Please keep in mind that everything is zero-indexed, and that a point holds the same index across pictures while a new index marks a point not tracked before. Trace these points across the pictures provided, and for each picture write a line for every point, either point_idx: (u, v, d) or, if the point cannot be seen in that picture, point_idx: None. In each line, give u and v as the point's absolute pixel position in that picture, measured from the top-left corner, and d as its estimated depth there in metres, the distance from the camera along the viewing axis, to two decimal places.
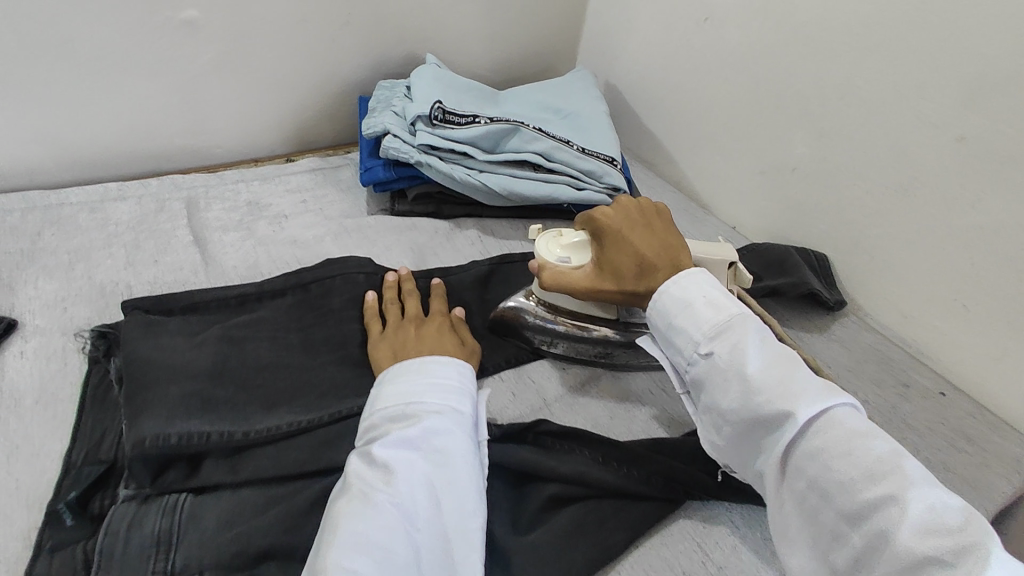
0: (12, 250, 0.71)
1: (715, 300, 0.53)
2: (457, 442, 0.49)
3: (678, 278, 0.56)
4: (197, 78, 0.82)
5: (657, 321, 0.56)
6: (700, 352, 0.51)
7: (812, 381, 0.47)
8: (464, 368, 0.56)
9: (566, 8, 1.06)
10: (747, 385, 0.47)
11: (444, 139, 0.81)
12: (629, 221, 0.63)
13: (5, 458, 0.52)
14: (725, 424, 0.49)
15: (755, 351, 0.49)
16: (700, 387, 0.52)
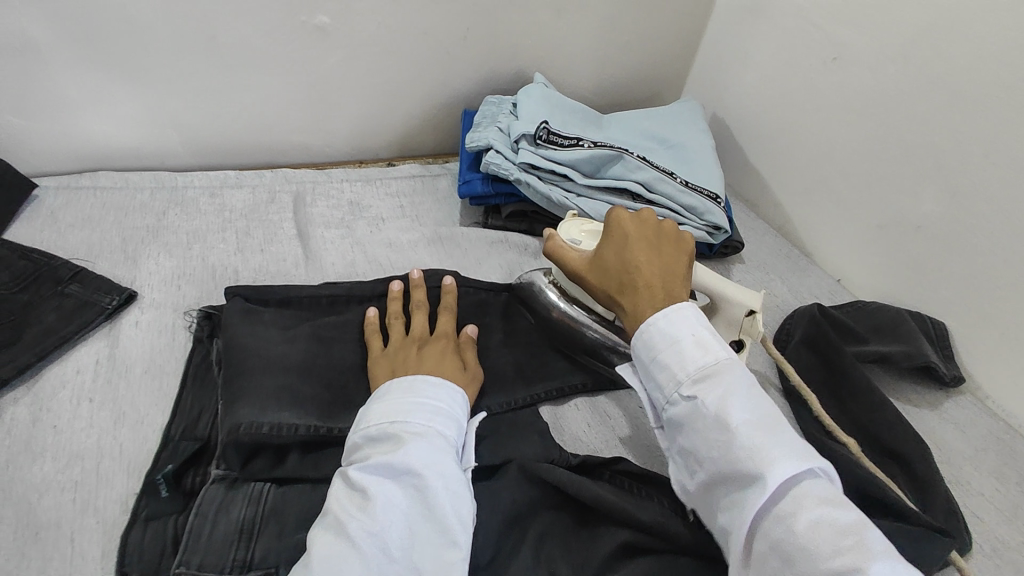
0: (140, 226, 0.77)
1: (703, 341, 0.51)
2: (442, 471, 0.46)
3: (668, 310, 0.53)
4: (319, 80, 0.86)
5: (642, 351, 0.53)
6: (682, 394, 0.49)
7: (787, 444, 0.44)
8: (456, 395, 0.54)
9: (681, 38, 1.03)
10: (724, 434, 0.45)
11: (546, 160, 0.81)
12: (639, 232, 0.61)
13: (113, 422, 0.55)
14: (700, 469, 0.47)
15: (742, 400, 0.47)
16: (677, 427, 0.50)
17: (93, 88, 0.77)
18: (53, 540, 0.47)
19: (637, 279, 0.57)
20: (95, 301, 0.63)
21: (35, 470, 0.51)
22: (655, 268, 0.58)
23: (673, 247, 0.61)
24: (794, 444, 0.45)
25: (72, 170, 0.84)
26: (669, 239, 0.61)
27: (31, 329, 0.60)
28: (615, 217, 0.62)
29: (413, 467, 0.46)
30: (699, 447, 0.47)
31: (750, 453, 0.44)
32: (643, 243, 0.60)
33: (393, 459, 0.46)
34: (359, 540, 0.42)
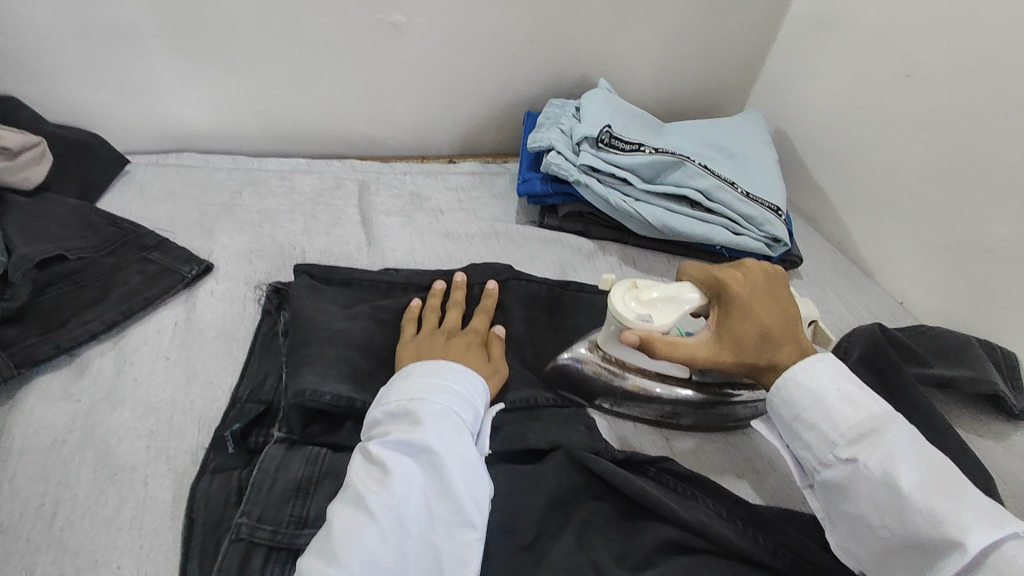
0: (218, 203, 0.82)
1: (852, 396, 0.50)
2: (460, 453, 0.47)
3: (805, 362, 0.53)
4: (390, 75, 0.90)
5: (781, 409, 0.53)
6: (839, 456, 0.49)
7: (973, 504, 0.44)
8: (475, 379, 0.54)
9: (747, 50, 1.03)
10: (898, 499, 0.45)
11: (606, 163, 0.81)
12: (756, 291, 0.56)
13: (186, 380, 0.59)
14: (869, 535, 0.47)
15: (907, 460, 0.46)
16: (832, 491, 0.49)
17: (186, 74, 0.83)
18: (129, 481, 0.51)
19: (774, 341, 0.54)
20: (176, 268, 0.67)
21: (114, 417, 0.55)
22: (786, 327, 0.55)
23: (785, 293, 0.58)
24: (980, 506, 0.44)
25: (158, 149, 0.90)
26: (777, 285, 0.58)
27: (117, 289, 0.64)
28: (729, 282, 0.56)
29: (432, 446, 0.47)
30: (869, 512, 0.47)
31: (936, 519, 0.43)
32: (762, 299, 0.56)
33: (413, 437, 0.47)
34: (378, 513, 0.44)
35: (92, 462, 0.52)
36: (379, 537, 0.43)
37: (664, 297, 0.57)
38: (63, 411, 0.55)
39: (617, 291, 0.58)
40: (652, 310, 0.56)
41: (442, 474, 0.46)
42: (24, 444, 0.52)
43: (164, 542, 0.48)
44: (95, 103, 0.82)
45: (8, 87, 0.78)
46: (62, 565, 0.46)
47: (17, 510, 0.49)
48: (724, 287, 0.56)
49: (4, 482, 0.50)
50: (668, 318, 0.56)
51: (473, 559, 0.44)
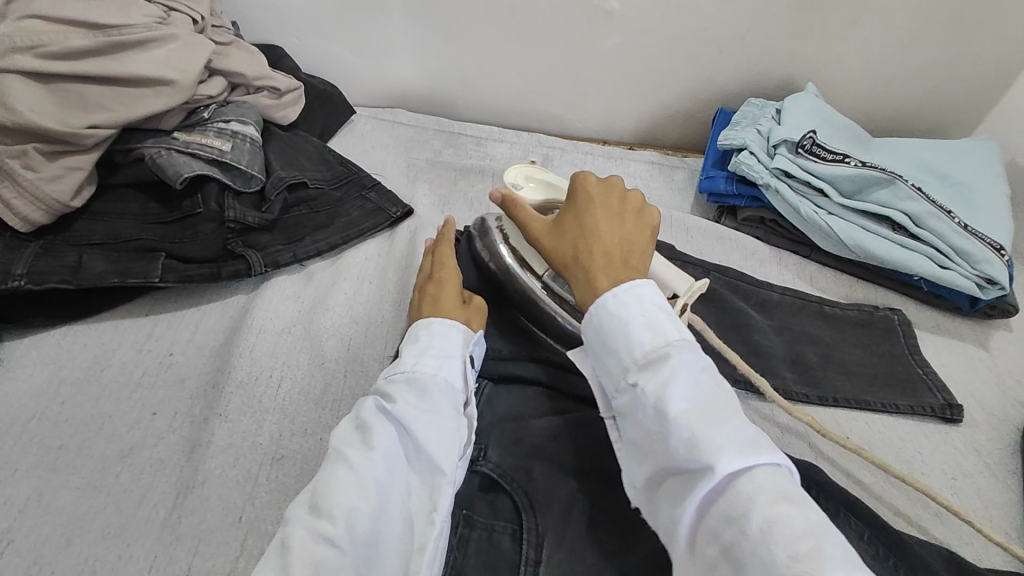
0: (423, 158, 0.92)
1: (653, 322, 0.47)
2: (431, 411, 0.49)
3: (620, 288, 0.49)
4: (594, 61, 0.93)
5: (590, 333, 0.49)
6: (629, 382, 0.46)
7: (737, 435, 0.41)
8: (456, 333, 0.55)
9: (991, 68, 0.91)
10: (664, 426, 0.42)
11: (804, 171, 0.78)
12: (602, 200, 0.56)
13: (383, 300, 0.69)
14: (643, 465, 0.44)
15: (686, 389, 0.43)
16: (624, 419, 0.46)
17: (417, 43, 0.93)
18: (334, 374, 0.61)
19: (592, 245, 0.53)
20: (385, 208, 0.77)
21: (326, 318, 0.66)
22: (613, 244, 0.53)
23: (639, 224, 0.56)
24: (742, 434, 0.41)
25: (379, 104, 1.03)
26: (631, 213, 0.56)
27: (341, 218, 0.75)
28: (581, 180, 0.57)
29: (406, 407, 0.48)
30: (646, 443, 0.43)
31: (695, 445, 0.40)
32: (607, 216, 0.55)
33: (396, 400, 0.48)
34: (359, 467, 0.44)
35: (308, 351, 0.63)
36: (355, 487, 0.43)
37: (548, 184, 0.69)
38: (292, 306, 0.66)
39: (514, 168, 0.71)
40: (532, 186, 0.69)
41: (421, 430, 0.47)
42: (263, 323, 0.64)
43: None
44: (340, 59, 0.95)
45: (281, 41, 0.93)
46: (282, 426, 0.57)
47: (253, 374, 0.60)
48: (576, 183, 0.58)
49: (247, 349, 0.61)
50: (539, 194, 0.68)
51: (445, 502, 0.46)
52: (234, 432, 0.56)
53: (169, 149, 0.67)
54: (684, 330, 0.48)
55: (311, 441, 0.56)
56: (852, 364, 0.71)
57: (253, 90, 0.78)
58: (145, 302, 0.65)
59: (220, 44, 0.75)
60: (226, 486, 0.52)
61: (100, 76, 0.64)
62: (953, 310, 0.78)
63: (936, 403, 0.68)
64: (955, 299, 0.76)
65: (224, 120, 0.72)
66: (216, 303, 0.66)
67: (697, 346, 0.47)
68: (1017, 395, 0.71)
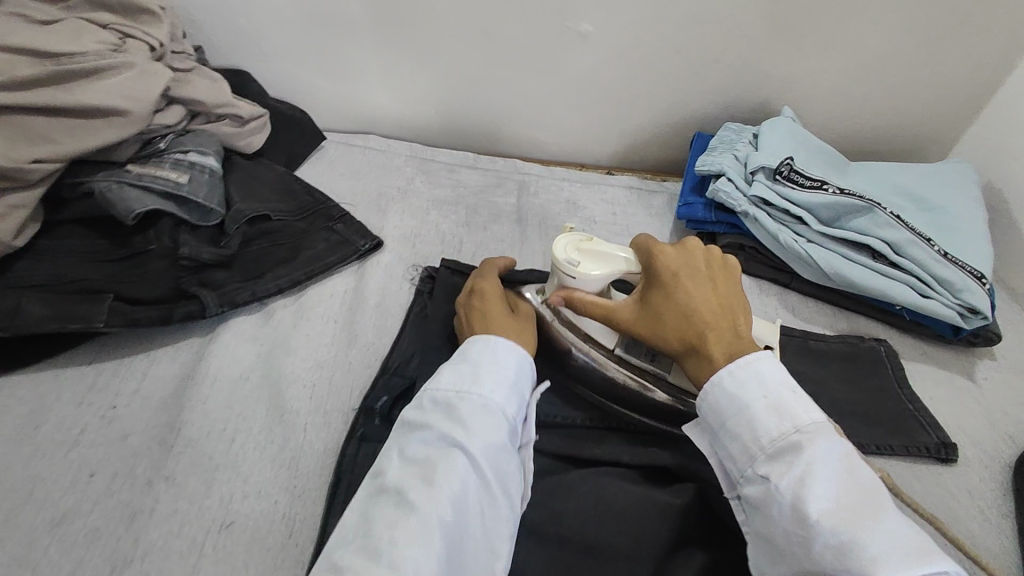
0: (394, 186, 0.89)
1: (780, 406, 0.46)
2: (498, 453, 0.48)
3: (735, 368, 0.49)
4: (569, 84, 0.92)
5: (707, 415, 0.50)
6: (758, 471, 0.45)
7: (891, 537, 0.39)
8: (519, 356, 0.54)
9: (963, 93, 0.91)
10: (806, 526, 0.41)
11: (782, 199, 0.76)
12: (690, 270, 0.55)
13: (349, 342, 0.65)
14: (779, 560, 0.43)
15: (827, 486, 0.42)
16: (752, 508, 0.46)
17: (388, 66, 0.90)
18: (294, 427, 0.57)
19: (698, 325, 0.53)
20: (352, 241, 0.74)
21: (288, 365, 0.62)
22: (717, 318, 0.53)
23: (729, 286, 0.56)
24: (903, 539, 0.39)
25: (350, 129, 1.00)
26: (720, 273, 0.56)
27: (306, 251, 0.71)
28: (657, 251, 0.56)
29: (478, 449, 0.47)
30: (781, 540, 0.42)
31: (845, 550, 0.39)
32: (700, 284, 0.54)
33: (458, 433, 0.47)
34: (425, 510, 0.43)
35: (268, 400, 0.59)
36: (421, 532, 0.42)
37: (601, 255, 0.60)
38: (250, 352, 0.63)
39: (565, 237, 0.61)
40: (584, 259, 0.60)
41: (484, 471, 0.46)
42: (218, 373, 0.60)
43: (315, 487, 0.54)
44: (308, 84, 0.93)
45: (247, 65, 0.90)
46: (234, 487, 0.53)
47: (206, 430, 0.56)
48: (653, 257, 0.56)
49: (200, 403, 0.58)
50: (598, 269, 0.59)
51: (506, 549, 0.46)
52: (180, 497, 0.52)
53: (120, 182, 0.63)
54: (816, 412, 0.46)
55: (266, 503, 0.52)
56: (840, 401, 0.69)
57: (213, 119, 0.74)
58: (91, 349, 0.61)
59: (180, 71, 0.72)
60: (169, 558, 0.48)
61: (47, 107, 0.60)
62: (935, 340, 0.77)
63: (931, 442, 0.66)
64: (937, 328, 0.74)
65: (182, 151, 0.68)
66: (167, 349, 0.62)
67: (832, 429, 0.45)
68: (1003, 429, 0.69)
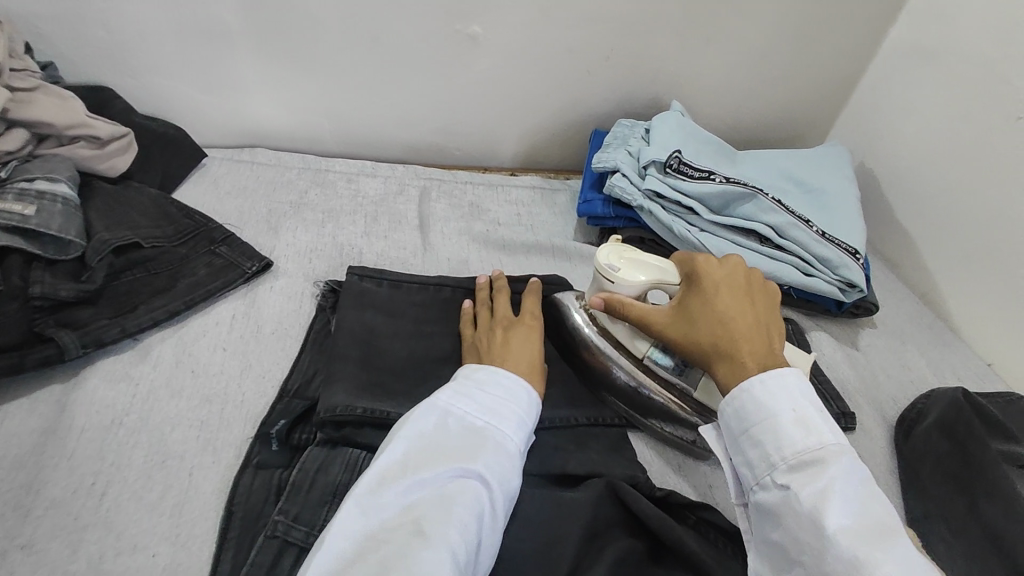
0: (286, 200, 0.85)
1: (805, 419, 0.46)
2: (508, 486, 0.48)
3: (766, 377, 0.49)
4: (463, 87, 0.90)
5: (729, 420, 0.49)
6: (776, 480, 0.45)
7: (905, 562, 0.39)
8: (532, 396, 0.56)
9: (834, 80, 0.97)
10: (821, 538, 0.41)
11: (673, 190, 0.78)
12: (731, 283, 0.56)
13: (240, 372, 0.61)
14: (789, 567, 0.43)
15: (845, 504, 0.42)
16: (764, 514, 0.46)
17: (270, 76, 0.86)
18: (177, 471, 0.53)
19: (732, 333, 0.53)
20: (238, 263, 0.69)
21: (168, 404, 0.57)
22: (750, 327, 0.53)
23: (765, 302, 0.57)
24: (918, 563, 0.39)
25: (236, 144, 0.94)
26: (760, 294, 0.57)
27: (185, 279, 0.66)
28: (701, 263, 0.57)
29: (493, 479, 0.47)
30: (789, 548, 0.43)
31: (859, 567, 0.39)
32: (738, 297, 0.55)
33: (474, 463, 0.47)
34: (441, 540, 0.42)
35: (146, 446, 0.54)
36: (441, 565, 0.41)
37: (643, 264, 0.61)
38: (122, 394, 0.57)
39: (608, 246, 0.62)
40: (627, 265, 0.61)
41: (496, 507, 0.47)
42: (85, 422, 0.55)
43: (200, 532, 0.49)
44: (184, 98, 0.86)
45: (110, 81, 0.83)
46: (104, 546, 0.48)
47: (70, 488, 0.50)
48: (695, 267, 0.57)
49: (64, 459, 0.52)
50: (640, 277, 0.60)
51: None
52: (40, 565, 0.46)
53: None
54: (840, 432, 0.46)
55: (143, 558, 0.48)
56: None
57: (66, 141, 0.68)
58: None
59: (20, 91, 0.64)
60: None
61: None
62: (823, 312, 0.81)
63: (833, 413, 0.68)
64: (823, 303, 0.79)
65: (28, 179, 0.62)
66: (22, 402, 0.56)
67: (854, 454, 0.45)
68: (887, 391, 0.74)
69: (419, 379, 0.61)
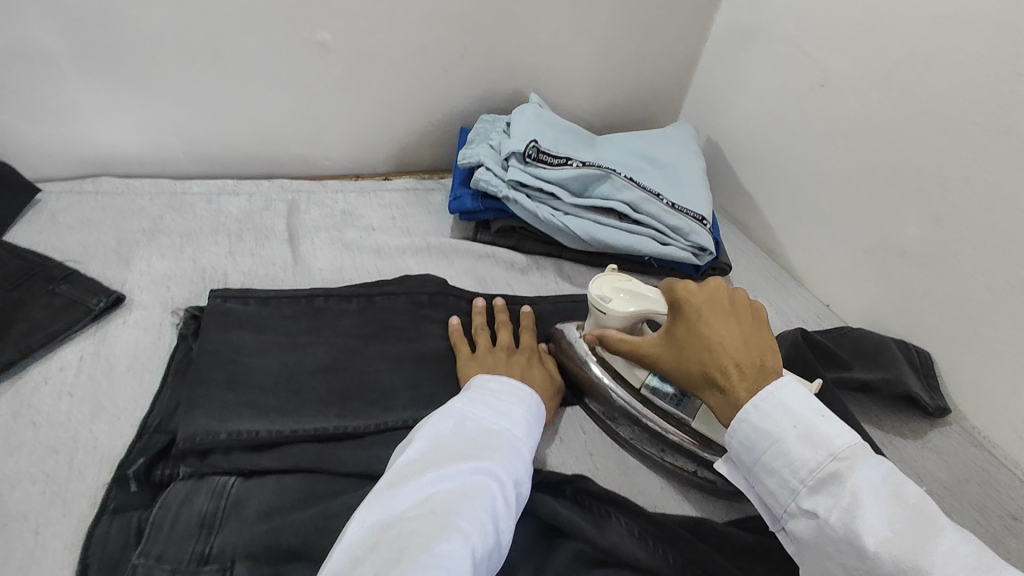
0: (138, 228, 0.80)
1: (811, 432, 0.46)
2: (519, 488, 0.50)
3: (762, 398, 0.49)
4: (319, 94, 0.89)
5: (742, 453, 0.49)
6: (801, 505, 0.45)
7: (948, 549, 0.40)
8: (537, 407, 0.58)
9: (675, 63, 1.05)
10: (867, 562, 0.41)
11: (534, 178, 0.81)
12: (712, 304, 0.56)
13: (90, 416, 0.57)
14: None
15: (872, 509, 0.43)
16: (801, 544, 0.46)
17: (102, 97, 0.80)
18: (19, 531, 0.48)
19: (716, 360, 0.53)
20: (83, 301, 0.65)
21: (8, 461, 0.53)
22: (742, 353, 0.53)
23: (751, 320, 0.56)
24: (951, 543, 0.41)
25: (77, 174, 0.87)
26: (745, 312, 0.56)
27: (18, 325, 0.61)
28: (683, 290, 0.58)
29: (505, 479, 0.48)
30: (841, 572, 0.43)
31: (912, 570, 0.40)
32: (721, 320, 0.55)
33: (490, 463, 0.49)
34: (457, 528, 0.43)
35: None
36: (457, 556, 0.41)
37: (635, 294, 0.63)
38: None
39: (604, 277, 0.65)
40: (618, 296, 0.63)
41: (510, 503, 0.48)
42: None
43: None
44: (6, 130, 0.79)
45: None
46: None
47: None
48: (679, 295, 0.58)
49: None
50: (629, 307, 0.62)
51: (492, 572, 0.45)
52: None
53: None
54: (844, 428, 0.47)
55: None
56: None
57: None
58: None
59: None
60: None
61: None
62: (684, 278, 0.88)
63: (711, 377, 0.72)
64: (682, 268, 0.86)
65: None
66: None
67: (867, 448, 0.45)
68: None
69: (292, 395, 0.59)
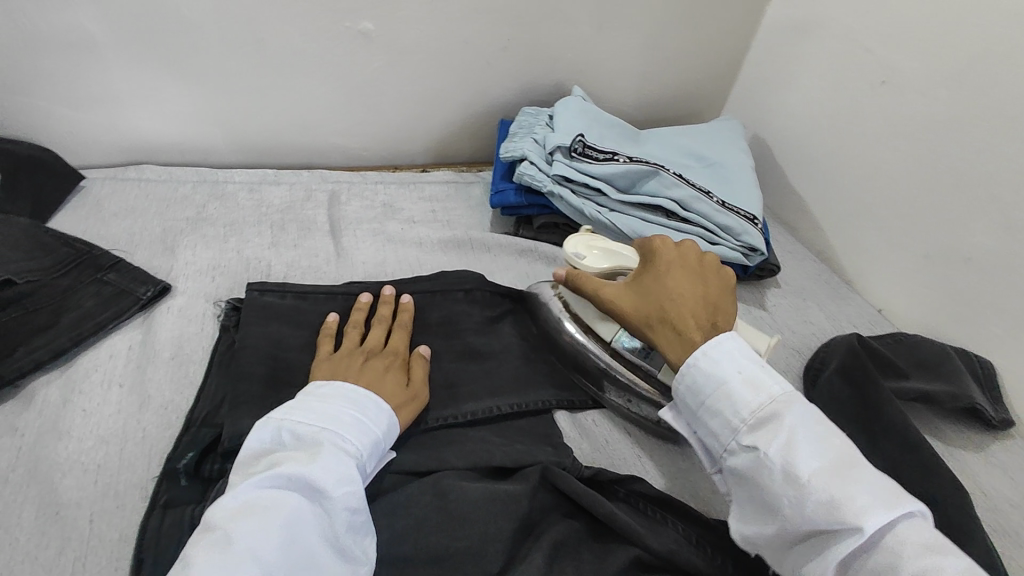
0: (181, 217, 0.80)
1: (753, 380, 0.50)
2: (345, 487, 0.46)
3: (711, 346, 0.53)
4: (362, 85, 0.88)
5: (688, 397, 0.53)
6: (742, 443, 0.48)
7: (870, 488, 0.43)
8: (382, 408, 0.54)
9: (722, 57, 1.02)
10: (794, 485, 0.44)
11: (580, 173, 0.80)
12: (681, 261, 0.61)
13: (138, 407, 0.57)
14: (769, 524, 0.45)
15: (807, 447, 0.45)
16: (739, 479, 0.48)
17: (147, 86, 0.80)
18: (72, 521, 0.49)
19: (677, 305, 0.57)
20: (130, 290, 0.65)
21: (61, 449, 0.53)
22: (701, 303, 0.58)
23: (717, 279, 0.61)
24: (875, 486, 0.43)
25: (121, 161, 0.87)
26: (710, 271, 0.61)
27: (69, 313, 0.61)
28: (657, 243, 0.62)
29: (318, 483, 0.45)
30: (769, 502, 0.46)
31: (833, 505, 0.42)
32: (685, 274, 0.60)
33: (300, 470, 0.45)
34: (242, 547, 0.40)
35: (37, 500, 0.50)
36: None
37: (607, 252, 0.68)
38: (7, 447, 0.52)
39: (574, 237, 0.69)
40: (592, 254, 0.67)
41: (331, 512, 0.45)
42: None
43: None
44: (53, 117, 0.79)
45: None
46: None
47: None
48: (651, 250, 0.62)
49: None
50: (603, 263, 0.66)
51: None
52: None
53: None
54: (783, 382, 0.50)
55: None
56: None
57: None
58: None
59: None
60: None
61: None
62: None
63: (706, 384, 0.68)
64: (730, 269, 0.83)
65: None
66: None
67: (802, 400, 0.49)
68: (794, 345, 0.79)
69: None
